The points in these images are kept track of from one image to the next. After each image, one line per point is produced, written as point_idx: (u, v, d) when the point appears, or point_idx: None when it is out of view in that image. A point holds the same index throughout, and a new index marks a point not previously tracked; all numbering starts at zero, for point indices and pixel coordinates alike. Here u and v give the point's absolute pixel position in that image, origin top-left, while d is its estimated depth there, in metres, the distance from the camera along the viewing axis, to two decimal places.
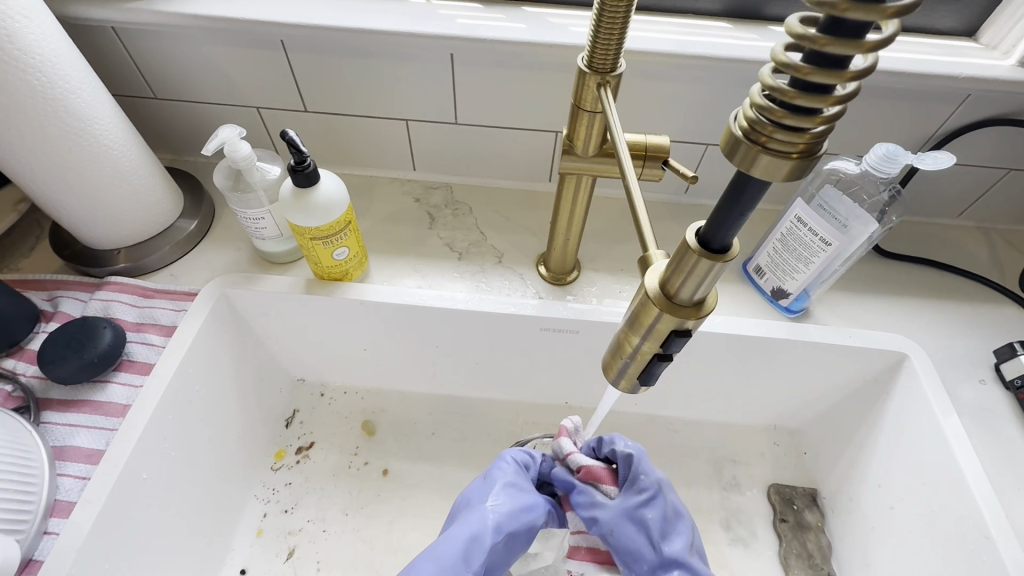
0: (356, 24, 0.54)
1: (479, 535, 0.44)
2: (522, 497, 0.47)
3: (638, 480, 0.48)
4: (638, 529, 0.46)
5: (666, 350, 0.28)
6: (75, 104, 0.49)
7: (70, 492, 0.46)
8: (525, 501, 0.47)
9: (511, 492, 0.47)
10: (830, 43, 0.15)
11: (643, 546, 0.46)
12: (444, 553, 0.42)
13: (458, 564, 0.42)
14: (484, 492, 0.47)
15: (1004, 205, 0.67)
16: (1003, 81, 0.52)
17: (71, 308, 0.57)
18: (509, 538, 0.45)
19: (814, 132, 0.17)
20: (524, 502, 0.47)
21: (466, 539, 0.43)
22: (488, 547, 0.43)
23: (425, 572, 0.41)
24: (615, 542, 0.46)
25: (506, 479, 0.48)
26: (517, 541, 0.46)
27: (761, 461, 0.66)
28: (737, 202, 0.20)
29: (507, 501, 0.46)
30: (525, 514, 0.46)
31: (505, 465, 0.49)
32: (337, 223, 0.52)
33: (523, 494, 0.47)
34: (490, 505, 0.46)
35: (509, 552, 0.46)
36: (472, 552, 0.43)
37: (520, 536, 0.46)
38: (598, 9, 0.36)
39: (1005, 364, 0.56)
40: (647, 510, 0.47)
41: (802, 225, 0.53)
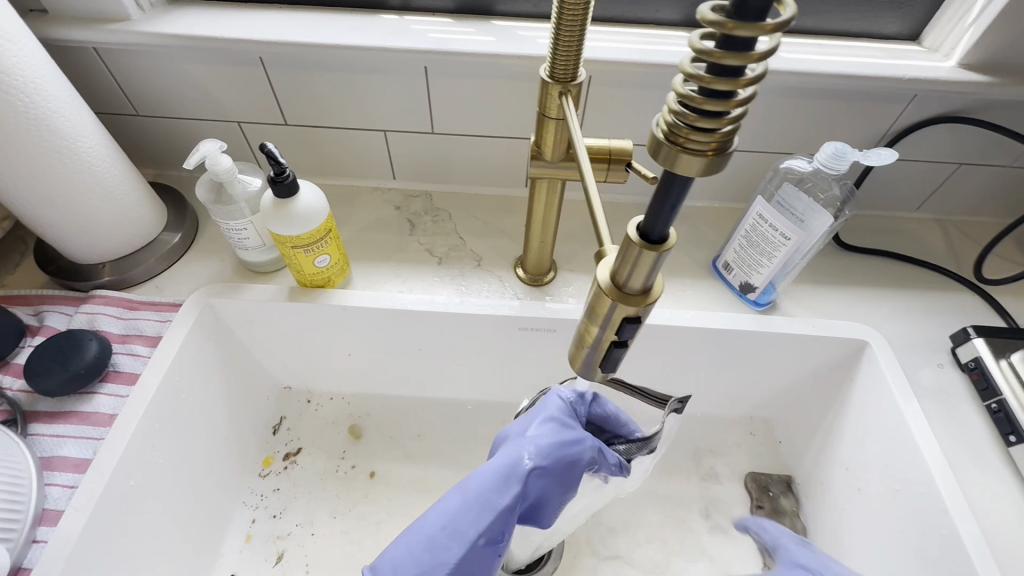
0: (331, 40, 0.56)
1: (518, 465, 0.41)
2: (562, 433, 0.44)
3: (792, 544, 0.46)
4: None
5: (622, 337, 0.30)
6: (58, 122, 0.50)
7: (58, 501, 0.47)
8: (567, 436, 0.43)
9: (551, 428, 0.44)
10: (724, 56, 0.17)
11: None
12: (466, 489, 0.40)
13: (485, 498, 0.39)
14: (524, 427, 0.45)
15: (958, 198, 0.70)
16: (944, 82, 0.56)
17: (56, 322, 0.57)
18: (550, 470, 0.42)
19: (723, 131, 0.19)
20: (567, 437, 0.43)
21: (499, 469, 0.41)
22: (522, 482, 0.40)
23: (447, 509, 0.39)
24: None
25: (546, 414, 0.45)
26: (559, 479, 0.42)
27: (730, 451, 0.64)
28: (667, 196, 0.23)
29: (551, 436, 0.43)
30: (573, 446, 0.43)
31: (551, 399, 0.47)
32: (318, 231, 0.54)
33: (568, 430, 0.44)
34: (525, 441, 0.43)
35: (553, 488, 0.42)
36: (502, 489, 0.40)
37: (560, 474, 0.42)
38: (556, 23, 0.39)
39: (960, 348, 0.59)
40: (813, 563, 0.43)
41: (764, 222, 0.56)
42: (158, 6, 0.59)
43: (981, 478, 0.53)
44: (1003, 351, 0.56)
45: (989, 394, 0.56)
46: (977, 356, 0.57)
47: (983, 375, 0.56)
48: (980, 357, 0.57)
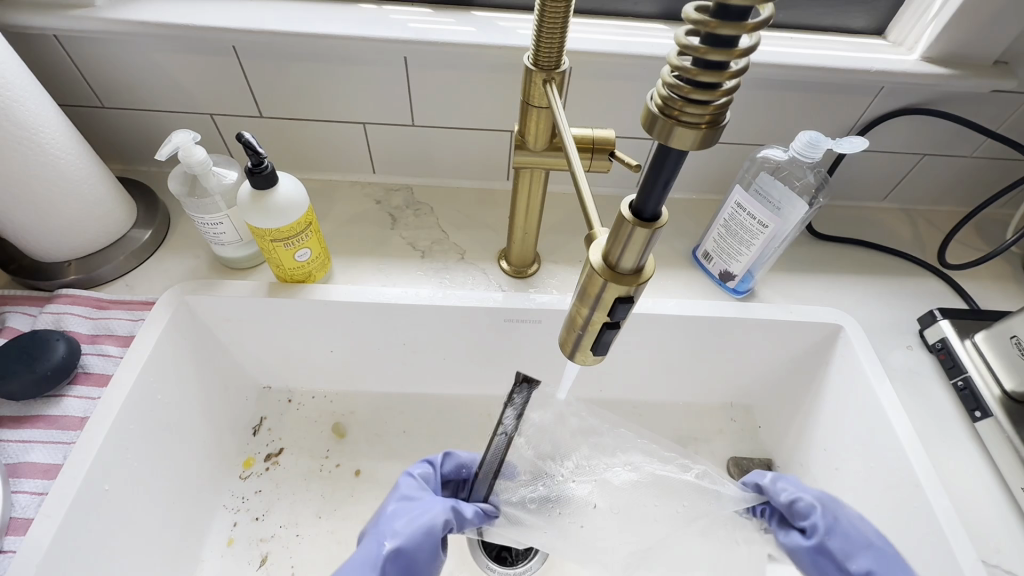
0: (309, 29, 0.55)
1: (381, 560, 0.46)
2: (411, 509, 0.50)
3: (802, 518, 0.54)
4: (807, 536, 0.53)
5: (614, 318, 0.30)
6: (18, 111, 0.48)
7: (27, 509, 0.44)
8: (416, 508, 0.50)
9: (398, 506, 0.51)
10: (720, 26, 0.17)
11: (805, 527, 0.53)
12: None
13: None
14: (378, 515, 0.51)
15: (922, 187, 0.73)
16: (909, 74, 0.58)
17: (19, 323, 0.55)
18: (405, 555, 0.48)
19: (717, 104, 0.19)
20: (418, 509, 0.50)
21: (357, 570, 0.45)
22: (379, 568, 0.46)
23: None
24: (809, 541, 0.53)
25: (394, 504, 0.51)
26: (418, 551, 0.48)
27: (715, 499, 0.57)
28: (660, 172, 0.23)
29: (403, 522, 0.49)
30: (427, 520, 0.49)
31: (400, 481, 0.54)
32: (298, 224, 0.52)
33: (415, 502, 0.51)
34: (380, 531, 0.49)
35: (412, 564, 0.48)
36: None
37: (418, 545, 0.48)
38: (539, 9, 0.39)
39: (927, 329, 0.62)
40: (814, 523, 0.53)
41: (742, 211, 0.57)
42: None
43: (950, 453, 0.55)
44: (967, 332, 0.59)
45: (955, 372, 0.59)
46: (944, 337, 0.60)
47: (949, 354, 0.59)
48: (947, 339, 0.60)
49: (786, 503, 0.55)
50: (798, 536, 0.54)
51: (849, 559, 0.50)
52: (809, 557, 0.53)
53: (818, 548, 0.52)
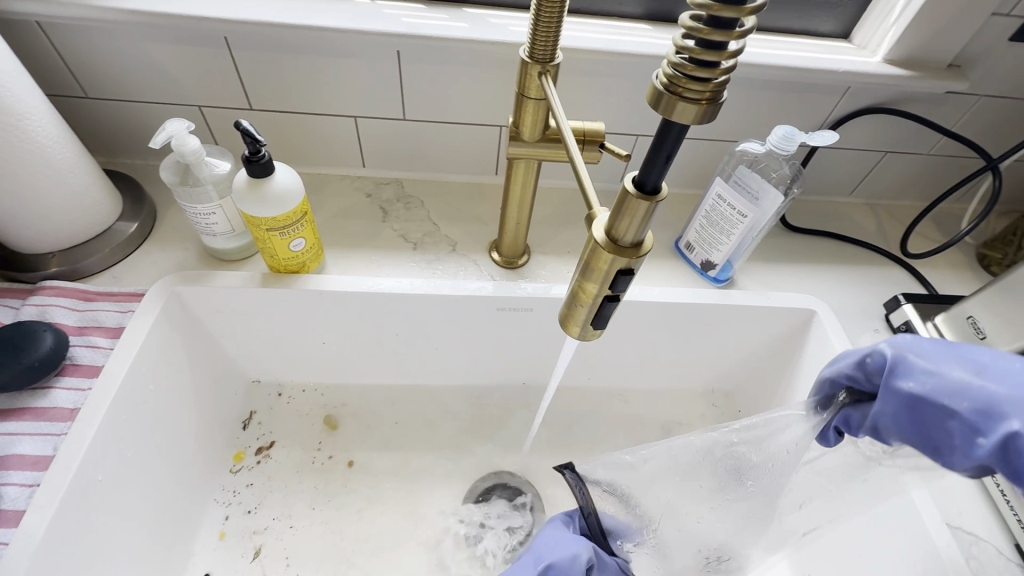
0: (304, 21, 0.55)
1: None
2: (562, 543, 0.51)
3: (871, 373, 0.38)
4: (888, 404, 0.35)
5: (614, 291, 0.32)
6: (3, 96, 0.47)
7: (16, 501, 0.43)
8: (566, 542, 0.51)
9: (551, 539, 0.52)
10: (722, 9, 0.19)
11: (881, 395, 0.36)
12: None
13: None
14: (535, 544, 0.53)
15: (884, 183, 0.78)
16: (872, 75, 0.62)
17: (2, 315, 0.53)
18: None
19: (716, 82, 0.22)
20: (569, 541, 0.51)
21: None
22: None
23: None
24: (892, 405, 0.35)
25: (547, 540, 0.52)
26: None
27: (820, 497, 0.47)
28: (662, 148, 0.25)
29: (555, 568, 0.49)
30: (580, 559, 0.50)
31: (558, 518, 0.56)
32: (294, 214, 0.53)
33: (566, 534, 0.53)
34: (536, 554, 0.51)
35: None
36: None
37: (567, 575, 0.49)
38: (536, 4, 0.41)
39: (893, 314, 0.66)
40: (892, 377, 0.35)
41: (722, 201, 0.60)
42: None
43: None
44: (928, 315, 0.64)
45: None
46: (907, 320, 0.64)
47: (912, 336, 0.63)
48: (910, 321, 0.64)
49: (852, 366, 0.39)
50: (876, 400, 0.36)
51: (956, 398, 0.32)
52: (907, 422, 0.34)
53: (899, 398, 0.35)
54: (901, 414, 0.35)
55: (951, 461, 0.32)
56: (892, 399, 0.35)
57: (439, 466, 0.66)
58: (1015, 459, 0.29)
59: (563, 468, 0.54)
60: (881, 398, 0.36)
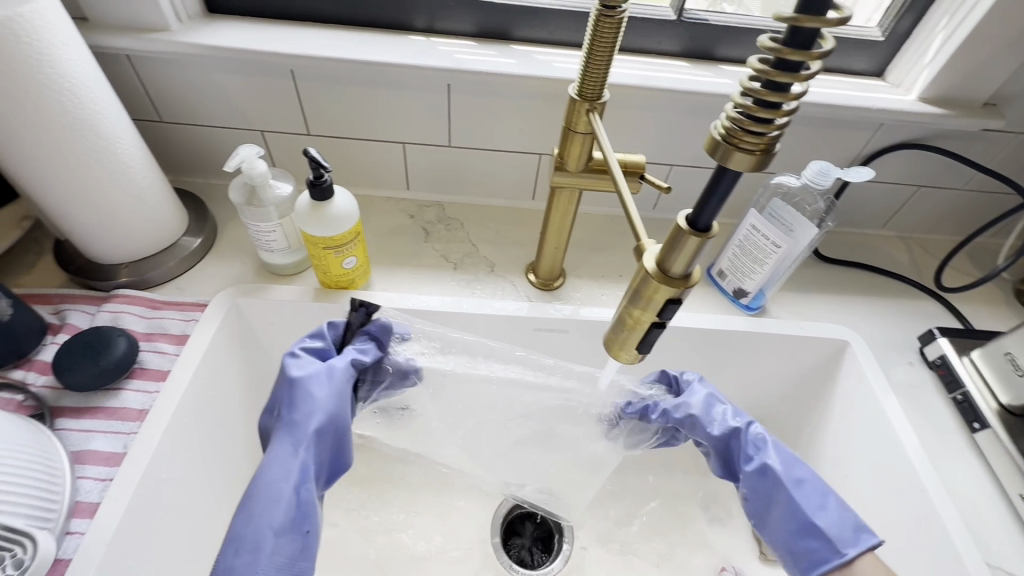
0: (365, 56, 0.60)
1: (302, 482, 0.42)
2: (323, 379, 0.47)
3: (682, 383, 0.56)
4: (704, 411, 0.52)
5: (661, 318, 0.34)
6: (99, 123, 0.52)
7: (91, 493, 0.47)
8: (325, 379, 0.47)
9: (317, 377, 0.47)
10: (779, 75, 0.22)
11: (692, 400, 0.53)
12: (252, 504, 0.40)
13: (269, 501, 0.40)
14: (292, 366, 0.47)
15: (918, 216, 0.79)
16: (907, 113, 0.64)
17: (78, 320, 0.58)
18: (330, 433, 0.45)
19: (770, 135, 0.24)
20: (320, 383, 0.46)
21: (291, 509, 0.40)
22: (301, 467, 0.42)
23: (238, 535, 0.39)
24: (699, 410, 0.52)
25: (313, 377, 0.46)
26: (333, 436, 0.45)
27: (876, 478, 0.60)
28: (716, 190, 0.27)
29: (321, 395, 0.46)
30: (337, 383, 0.47)
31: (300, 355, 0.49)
32: (348, 234, 0.56)
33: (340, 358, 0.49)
34: (291, 414, 0.44)
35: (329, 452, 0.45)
36: (297, 511, 0.41)
37: (329, 435, 0.45)
38: (588, 48, 0.44)
39: (927, 347, 0.66)
40: (701, 388, 0.54)
41: (756, 231, 0.62)
42: (194, 18, 0.61)
43: (951, 462, 0.59)
44: (965, 349, 0.63)
45: (955, 387, 0.62)
46: (943, 353, 0.64)
47: (948, 370, 0.63)
48: (946, 355, 0.64)
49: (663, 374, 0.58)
50: (693, 404, 0.53)
51: (731, 418, 0.51)
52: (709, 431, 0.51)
53: (710, 403, 0.52)
54: (707, 420, 0.52)
55: (711, 444, 0.51)
56: (702, 414, 0.52)
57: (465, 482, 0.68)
58: (748, 429, 0.50)
59: (358, 306, 0.52)
60: (686, 396, 0.54)
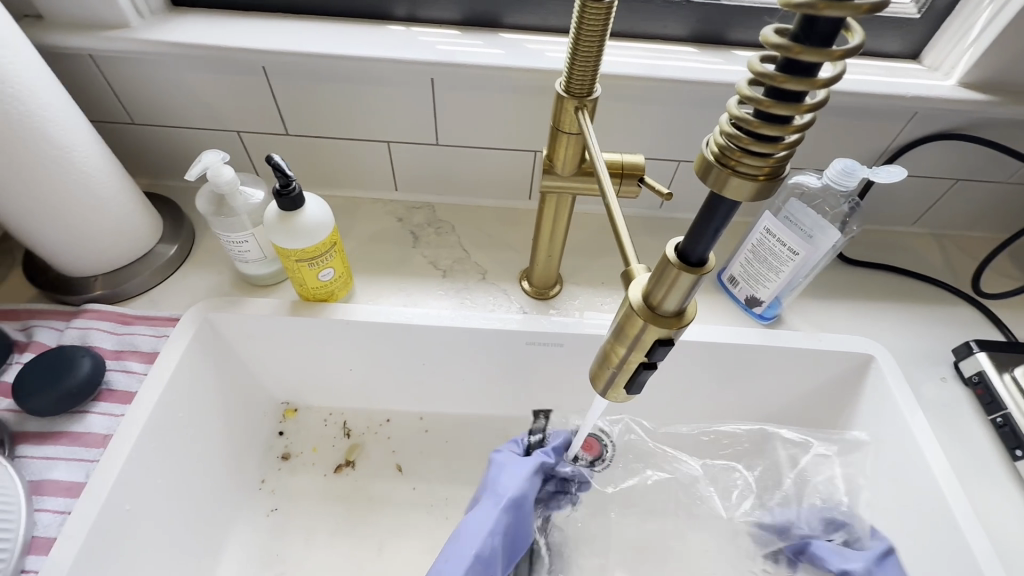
0: (340, 51, 0.55)
1: (494, 534, 0.49)
2: (513, 468, 0.55)
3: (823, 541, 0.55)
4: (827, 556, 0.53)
5: (650, 359, 0.29)
6: (53, 131, 0.48)
7: (48, 528, 0.44)
8: (516, 468, 0.55)
9: (502, 466, 0.56)
10: (787, 81, 0.16)
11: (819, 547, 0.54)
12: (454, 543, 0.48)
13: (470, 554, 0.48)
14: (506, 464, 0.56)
15: (954, 213, 0.72)
16: (946, 100, 0.57)
17: (46, 337, 0.55)
18: (520, 507, 0.53)
19: (777, 156, 0.19)
20: (523, 470, 0.55)
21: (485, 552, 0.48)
22: (496, 515, 0.50)
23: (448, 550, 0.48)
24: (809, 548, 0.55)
25: (511, 461, 0.56)
26: (523, 503, 0.53)
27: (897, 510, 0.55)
28: (711, 218, 0.22)
29: (507, 482, 0.54)
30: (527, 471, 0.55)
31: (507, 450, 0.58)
32: (322, 246, 0.52)
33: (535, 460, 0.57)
34: (495, 488, 0.53)
35: (522, 515, 0.53)
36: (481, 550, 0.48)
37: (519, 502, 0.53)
38: (574, 39, 0.39)
39: (963, 362, 0.60)
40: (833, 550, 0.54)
41: (771, 236, 0.56)
42: (159, 14, 0.57)
43: (986, 491, 0.53)
44: (1006, 365, 0.57)
45: (994, 408, 0.56)
46: (981, 370, 0.58)
47: (987, 389, 0.57)
48: (984, 372, 0.57)
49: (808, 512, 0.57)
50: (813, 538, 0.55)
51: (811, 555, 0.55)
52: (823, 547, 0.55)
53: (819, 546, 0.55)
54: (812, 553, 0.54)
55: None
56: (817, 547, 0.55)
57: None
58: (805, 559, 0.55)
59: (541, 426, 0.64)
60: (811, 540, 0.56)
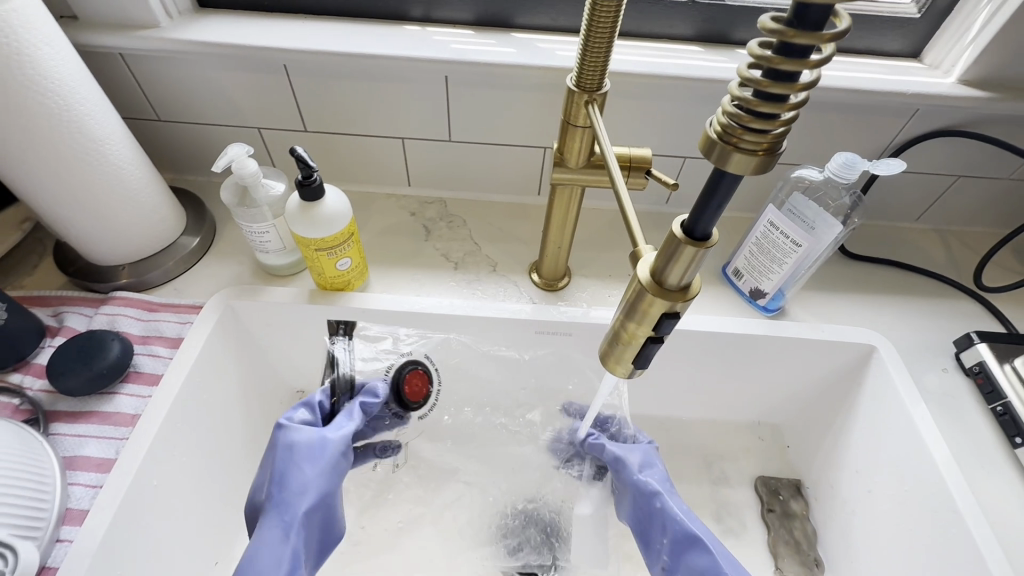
0: (359, 49, 0.57)
1: (293, 554, 0.44)
2: (309, 452, 0.49)
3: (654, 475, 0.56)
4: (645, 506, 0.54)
5: (658, 333, 0.31)
6: (88, 125, 0.51)
7: (81, 501, 0.47)
8: (315, 443, 0.50)
9: (287, 453, 0.49)
10: (782, 62, 0.18)
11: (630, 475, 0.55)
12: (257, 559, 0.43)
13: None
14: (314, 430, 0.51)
15: (957, 209, 0.73)
16: (945, 97, 0.58)
17: (77, 322, 0.58)
18: (325, 507, 0.48)
19: (775, 133, 0.20)
20: (313, 450, 0.49)
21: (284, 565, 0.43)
22: (295, 522, 0.45)
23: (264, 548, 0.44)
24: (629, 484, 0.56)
25: (306, 450, 0.49)
26: (327, 499, 0.48)
27: (899, 496, 0.56)
28: (715, 193, 0.24)
29: (311, 473, 0.48)
30: (327, 457, 0.50)
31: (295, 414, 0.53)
32: (340, 235, 0.55)
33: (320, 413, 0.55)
34: (282, 488, 0.47)
35: (330, 509, 0.49)
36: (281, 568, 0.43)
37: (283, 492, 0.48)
38: (586, 35, 0.41)
39: (964, 353, 0.61)
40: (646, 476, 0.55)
41: (774, 228, 0.58)
42: (185, 14, 0.60)
43: (987, 478, 0.54)
44: (1006, 356, 0.58)
45: (994, 397, 0.57)
46: (981, 360, 0.59)
47: (987, 378, 0.58)
48: (984, 362, 0.59)
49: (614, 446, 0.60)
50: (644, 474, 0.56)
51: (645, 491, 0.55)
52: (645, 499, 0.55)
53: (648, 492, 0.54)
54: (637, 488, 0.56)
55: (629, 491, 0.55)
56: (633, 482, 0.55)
57: (485, 458, 0.63)
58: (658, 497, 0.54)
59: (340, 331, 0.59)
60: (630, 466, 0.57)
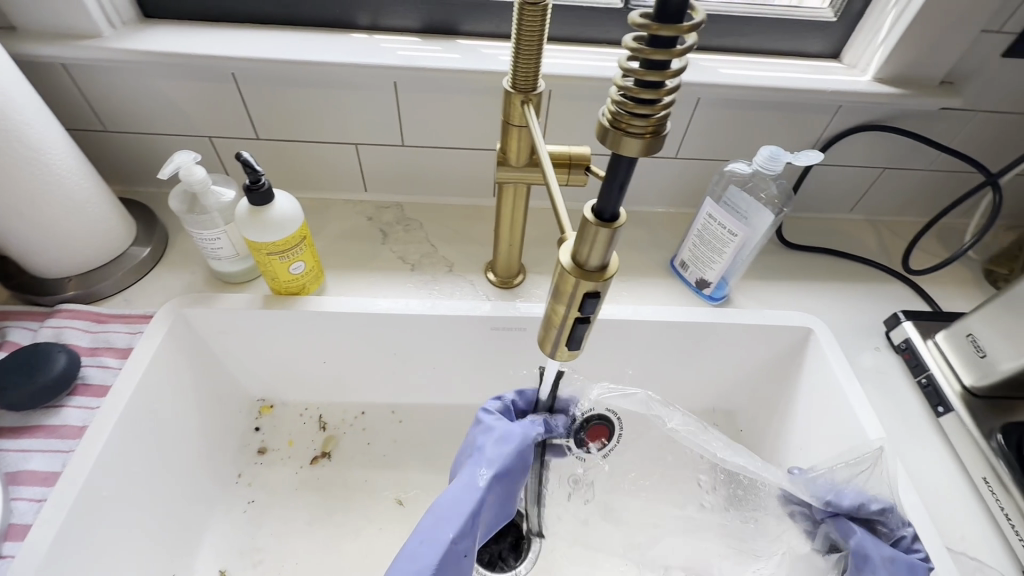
0: (306, 57, 0.59)
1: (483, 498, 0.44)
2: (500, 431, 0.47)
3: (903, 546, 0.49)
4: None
5: (584, 313, 0.33)
6: (28, 135, 0.51)
7: (25, 515, 0.46)
8: (505, 430, 0.47)
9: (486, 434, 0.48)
10: (653, 52, 0.21)
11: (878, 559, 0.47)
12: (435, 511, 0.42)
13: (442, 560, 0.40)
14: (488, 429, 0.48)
15: (884, 199, 0.78)
16: (862, 94, 0.63)
17: (21, 337, 0.57)
18: (508, 477, 0.46)
19: (657, 117, 0.23)
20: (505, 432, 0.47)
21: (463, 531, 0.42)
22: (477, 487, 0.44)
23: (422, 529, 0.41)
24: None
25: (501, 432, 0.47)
26: (514, 471, 0.46)
27: None
28: (616, 176, 0.26)
29: (498, 446, 0.46)
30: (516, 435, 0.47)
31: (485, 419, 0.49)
32: (293, 239, 0.55)
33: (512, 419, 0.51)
34: (478, 457, 0.46)
35: (508, 484, 0.46)
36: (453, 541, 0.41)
37: (514, 468, 0.46)
38: (516, 40, 0.43)
39: (893, 332, 0.65)
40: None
41: (713, 221, 0.61)
42: (129, 25, 0.60)
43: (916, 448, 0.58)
44: (928, 332, 0.63)
45: (920, 371, 0.61)
46: (907, 338, 0.63)
47: (913, 354, 0.62)
48: (910, 339, 0.63)
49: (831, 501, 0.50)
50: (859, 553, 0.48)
51: None
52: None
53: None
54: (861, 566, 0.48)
55: None
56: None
57: None
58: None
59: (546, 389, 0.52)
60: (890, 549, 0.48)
